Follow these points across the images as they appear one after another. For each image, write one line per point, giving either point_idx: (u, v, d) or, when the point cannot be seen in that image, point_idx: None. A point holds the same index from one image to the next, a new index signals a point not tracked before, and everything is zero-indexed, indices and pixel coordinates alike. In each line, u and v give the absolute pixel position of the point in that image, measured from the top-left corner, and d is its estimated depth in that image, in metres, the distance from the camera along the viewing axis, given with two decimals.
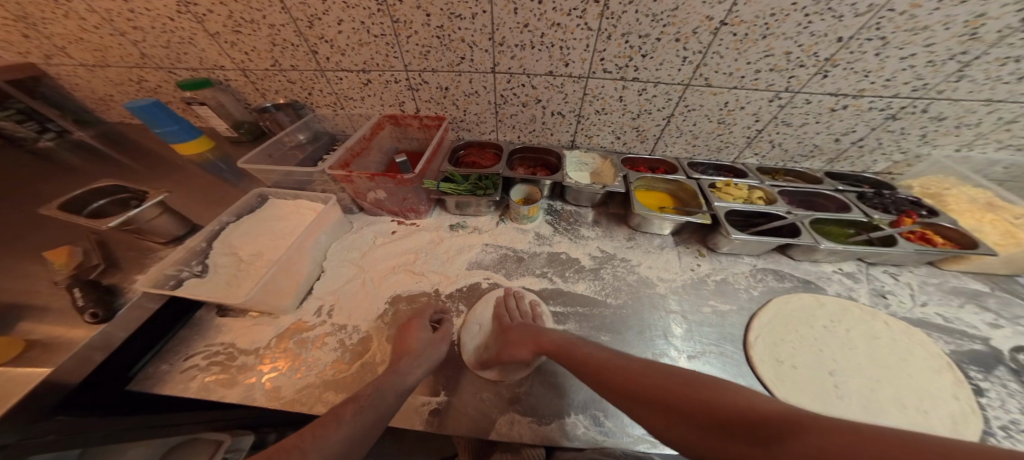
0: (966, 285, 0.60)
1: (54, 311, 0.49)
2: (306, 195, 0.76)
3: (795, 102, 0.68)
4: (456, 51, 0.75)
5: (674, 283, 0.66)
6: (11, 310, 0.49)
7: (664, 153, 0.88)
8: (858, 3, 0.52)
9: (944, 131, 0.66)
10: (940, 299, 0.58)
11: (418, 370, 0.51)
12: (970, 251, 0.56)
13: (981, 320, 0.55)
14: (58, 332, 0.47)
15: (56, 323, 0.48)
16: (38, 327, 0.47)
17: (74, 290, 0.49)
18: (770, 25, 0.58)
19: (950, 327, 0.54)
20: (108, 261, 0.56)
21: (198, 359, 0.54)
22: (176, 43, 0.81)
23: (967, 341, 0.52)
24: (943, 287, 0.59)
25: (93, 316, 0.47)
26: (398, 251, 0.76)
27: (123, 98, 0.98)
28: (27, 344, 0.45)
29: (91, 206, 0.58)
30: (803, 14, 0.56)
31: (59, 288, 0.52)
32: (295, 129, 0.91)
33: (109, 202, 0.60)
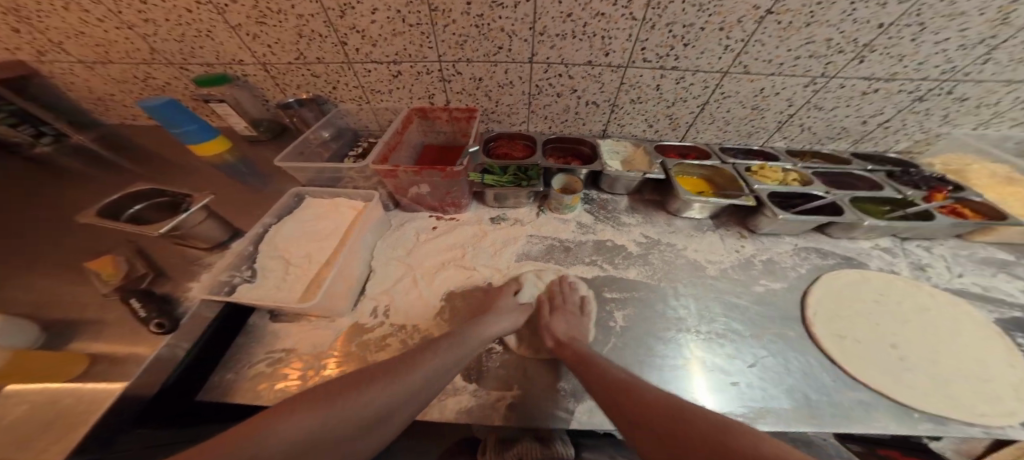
0: (994, 255, 0.64)
1: (108, 326, 0.46)
2: (344, 194, 0.74)
3: (829, 87, 0.71)
4: (494, 41, 0.74)
5: (723, 265, 0.67)
6: (59, 327, 0.45)
7: (695, 140, 0.89)
8: None
9: (965, 111, 0.71)
10: (975, 270, 0.62)
11: (492, 327, 0.54)
12: (999, 223, 0.61)
13: (1014, 287, 0.59)
14: (120, 347, 0.44)
15: (114, 337, 0.45)
16: (97, 343, 0.44)
17: (132, 302, 0.46)
18: (815, 13, 0.60)
19: (989, 295, 0.58)
20: (155, 271, 0.53)
21: (262, 366, 0.52)
22: (191, 37, 0.76)
23: (1006, 309, 0.56)
24: (974, 258, 0.64)
25: (160, 326, 0.45)
26: (443, 246, 0.75)
27: (126, 97, 0.92)
28: (89, 361, 0.42)
29: (127, 212, 0.55)
30: (848, 2, 0.58)
31: (109, 299, 0.48)
32: (320, 126, 0.86)
33: (144, 207, 0.57)
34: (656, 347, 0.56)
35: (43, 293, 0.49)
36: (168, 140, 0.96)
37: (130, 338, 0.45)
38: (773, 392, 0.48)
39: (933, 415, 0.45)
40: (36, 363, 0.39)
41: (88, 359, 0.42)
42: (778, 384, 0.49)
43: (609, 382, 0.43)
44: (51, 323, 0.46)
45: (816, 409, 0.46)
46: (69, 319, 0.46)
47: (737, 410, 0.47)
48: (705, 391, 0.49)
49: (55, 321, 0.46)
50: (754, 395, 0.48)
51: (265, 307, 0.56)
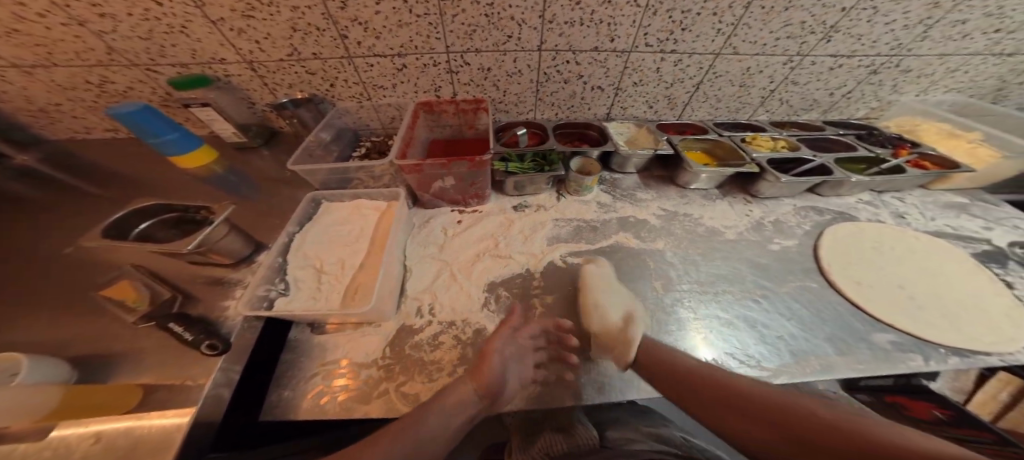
0: (954, 200, 0.78)
1: (148, 355, 0.44)
2: (365, 195, 0.72)
3: (803, 64, 0.80)
4: (504, 30, 0.73)
5: (738, 229, 0.74)
6: (94, 362, 0.43)
7: (690, 117, 0.96)
8: None
9: (909, 81, 0.84)
10: (943, 214, 0.74)
11: (469, 408, 0.45)
12: (955, 171, 0.74)
13: (978, 225, 0.72)
14: (169, 374, 0.43)
15: (160, 364, 0.43)
16: (145, 372, 0.42)
17: (172, 327, 0.44)
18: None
19: (960, 234, 0.70)
20: (181, 293, 0.51)
21: (318, 379, 0.49)
22: (160, 33, 0.67)
23: (978, 244, 0.68)
24: (939, 204, 0.77)
25: (213, 347, 0.43)
26: (474, 238, 0.74)
27: (74, 107, 0.79)
28: (146, 389, 0.41)
29: (135, 231, 0.54)
30: None
31: (139, 327, 0.47)
32: (320, 127, 0.80)
33: (151, 225, 0.56)
34: (666, 325, 0.59)
35: (69, 341, 0.45)
36: (134, 155, 0.85)
37: (179, 365, 0.43)
38: (816, 341, 0.55)
39: (954, 349, 0.53)
40: (89, 396, 0.37)
41: (142, 390, 0.41)
42: (809, 331, 0.56)
43: (675, 373, 0.48)
44: (90, 362, 0.43)
45: (870, 362, 0.52)
46: (115, 354, 0.44)
47: (789, 361, 0.53)
48: (757, 347, 0.55)
49: (101, 356, 0.44)
50: (800, 345, 0.55)
51: (307, 319, 0.53)
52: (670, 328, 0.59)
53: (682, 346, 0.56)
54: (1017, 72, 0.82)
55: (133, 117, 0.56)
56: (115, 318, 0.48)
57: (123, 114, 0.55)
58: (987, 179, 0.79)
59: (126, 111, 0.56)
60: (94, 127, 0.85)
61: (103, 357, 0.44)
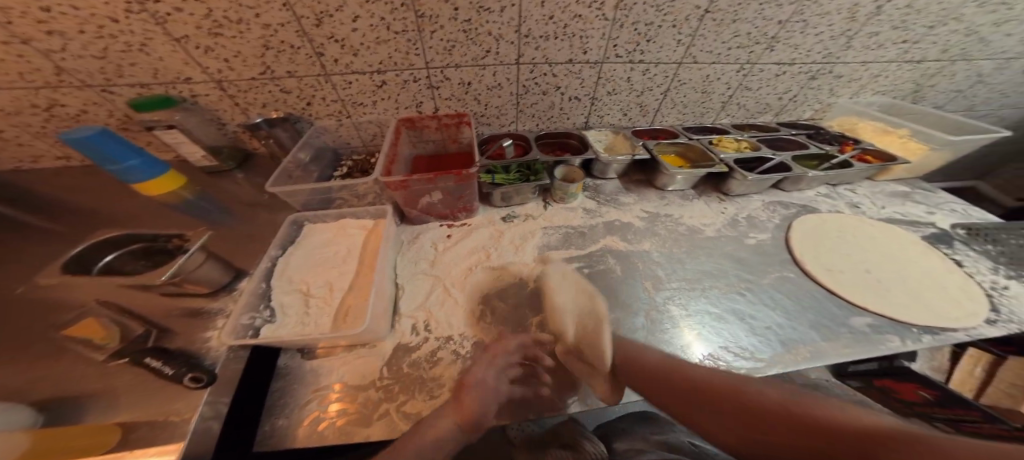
0: (898, 189, 0.87)
1: (123, 394, 0.40)
2: (350, 214, 0.70)
3: (753, 71, 0.87)
4: (482, 45, 0.74)
5: (716, 226, 0.79)
6: (56, 409, 0.39)
7: (661, 123, 1.00)
8: None
9: (844, 84, 0.92)
10: (891, 202, 0.82)
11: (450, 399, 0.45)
12: (894, 164, 0.82)
13: (922, 211, 0.80)
14: (149, 410, 0.39)
15: (136, 402, 0.40)
16: (124, 411, 0.39)
17: (148, 361, 0.41)
18: (738, 12, 0.74)
19: (908, 219, 0.78)
20: (155, 327, 0.47)
21: (314, 406, 0.46)
22: (117, 52, 0.64)
23: (925, 227, 0.75)
24: (886, 193, 0.85)
25: (196, 380, 0.40)
26: (465, 251, 0.73)
27: (20, 134, 0.73)
28: (125, 427, 0.38)
29: (99, 263, 0.50)
30: (760, 3, 0.72)
31: (109, 366, 0.43)
32: (297, 148, 0.78)
33: (118, 257, 0.52)
34: (659, 325, 0.61)
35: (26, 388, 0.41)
36: (89, 184, 0.79)
37: (161, 399, 0.40)
38: (802, 329, 0.59)
39: (922, 327, 0.58)
40: (65, 434, 0.35)
41: (121, 428, 0.37)
42: (793, 319, 0.60)
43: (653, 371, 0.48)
44: (58, 406, 0.39)
45: (854, 344, 0.56)
46: (85, 397, 0.40)
47: (780, 350, 0.56)
48: (750, 340, 0.58)
49: (71, 398, 0.40)
50: (787, 333, 0.58)
51: (295, 345, 0.50)
52: (667, 330, 0.60)
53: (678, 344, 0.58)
54: (926, 76, 0.92)
55: (89, 141, 0.52)
56: (83, 358, 0.43)
57: (80, 139, 0.51)
58: (921, 168, 0.88)
59: (81, 137, 0.52)
60: (43, 155, 0.79)
61: (74, 400, 0.40)
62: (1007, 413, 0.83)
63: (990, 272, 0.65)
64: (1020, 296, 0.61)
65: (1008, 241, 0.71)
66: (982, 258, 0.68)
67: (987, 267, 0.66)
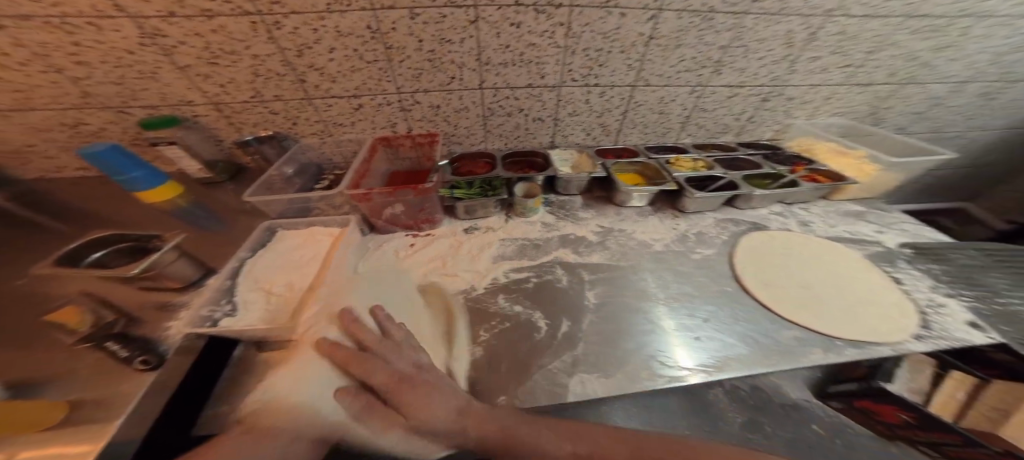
0: (852, 208, 0.89)
1: (86, 375, 0.48)
2: (320, 222, 0.77)
3: (705, 93, 0.92)
4: (447, 72, 0.83)
5: (665, 241, 0.83)
6: (32, 385, 0.46)
7: (624, 142, 1.05)
8: (725, 22, 0.77)
9: (797, 106, 0.97)
10: (843, 221, 0.84)
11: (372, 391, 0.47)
12: (843, 183, 0.85)
13: (873, 230, 0.81)
14: (101, 391, 0.46)
15: (92, 383, 0.47)
16: (79, 390, 0.46)
17: (108, 345, 0.48)
18: (680, 39, 0.80)
19: (856, 237, 0.79)
20: (124, 316, 0.54)
21: (257, 394, 0.51)
22: (132, 79, 0.75)
23: (870, 245, 0.77)
24: (839, 212, 0.87)
25: (145, 363, 0.48)
26: (424, 259, 0.79)
27: (49, 148, 0.85)
28: (74, 405, 0.44)
29: (87, 259, 0.58)
30: (699, 30, 0.78)
31: (78, 346, 0.51)
32: (282, 163, 0.87)
33: (105, 254, 0.61)
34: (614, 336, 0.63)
35: (15, 364, 0.49)
36: (100, 194, 0.89)
37: (112, 382, 0.47)
38: (731, 341, 0.61)
39: (851, 342, 0.59)
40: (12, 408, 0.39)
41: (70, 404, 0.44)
42: (726, 331, 0.62)
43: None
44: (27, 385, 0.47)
45: (778, 355, 0.58)
46: (54, 376, 0.47)
47: (707, 362, 0.58)
48: (678, 350, 0.60)
49: (45, 376, 0.47)
50: (715, 346, 0.60)
51: (248, 337, 0.56)
52: (627, 338, 0.62)
53: (617, 350, 0.60)
54: (880, 98, 0.97)
55: (105, 155, 0.62)
56: (66, 340, 0.52)
57: (96, 152, 0.61)
58: (877, 189, 0.90)
59: (99, 150, 0.61)
60: (66, 167, 0.91)
61: (47, 378, 0.47)
62: (983, 436, 0.79)
63: (931, 289, 0.66)
64: (956, 314, 0.61)
65: (956, 259, 0.71)
66: (924, 275, 0.69)
67: (928, 285, 0.67)
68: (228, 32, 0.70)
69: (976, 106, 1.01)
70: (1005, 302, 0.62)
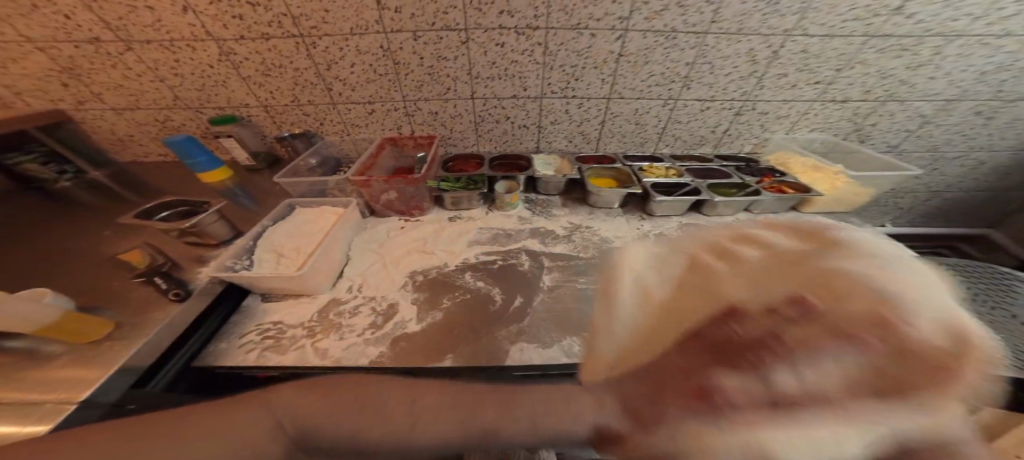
0: (821, 221, 0.92)
1: (137, 304, 0.65)
2: (329, 202, 0.93)
3: (678, 106, 0.99)
4: (444, 84, 0.98)
5: (626, 239, 0.90)
6: (106, 306, 0.64)
7: (605, 150, 1.14)
8: (687, 42, 0.85)
9: (772, 120, 1.01)
10: None
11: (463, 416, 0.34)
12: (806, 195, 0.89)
13: None
14: (140, 317, 0.62)
15: (135, 310, 0.64)
16: (121, 315, 0.63)
17: (157, 280, 0.66)
18: (647, 56, 0.89)
19: None
20: (169, 261, 0.71)
21: (254, 334, 0.67)
22: (208, 86, 0.98)
23: None
24: (806, 224, 0.91)
25: (177, 295, 0.64)
26: (410, 239, 0.92)
27: (142, 138, 1.11)
28: (116, 325, 0.61)
29: (155, 216, 0.78)
30: (664, 48, 0.87)
31: (137, 280, 0.69)
32: (308, 155, 1.05)
33: (168, 214, 0.80)
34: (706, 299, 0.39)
35: (96, 289, 0.68)
36: (172, 175, 1.14)
37: (146, 312, 0.63)
38: None
39: None
40: (76, 323, 0.56)
41: (115, 324, 0.61)
42: None
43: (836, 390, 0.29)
44: (101, 305, 0.65)
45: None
46: (119, 301, 0.65)
47: None
48: None
49: (112, 301, 0.65)
50: None
51: (259, 286, 0.72)
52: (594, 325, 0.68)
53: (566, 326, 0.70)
54: (862, 115, 0.98)
55: (181, 143, 0.82)
56: (130, 276, 0.70)
57: (176, 141, 0.81)
58: (849, 203, 0.93)
59: (179, 140, 0.82)
60: (151, 153, 1.16)
61: (114, 302, 0.65)
62: None
63: None
64: None
65: None
66: None
67: None
68: (278, 51, 0.90)
69: (974, 125, 0.98)
70: None
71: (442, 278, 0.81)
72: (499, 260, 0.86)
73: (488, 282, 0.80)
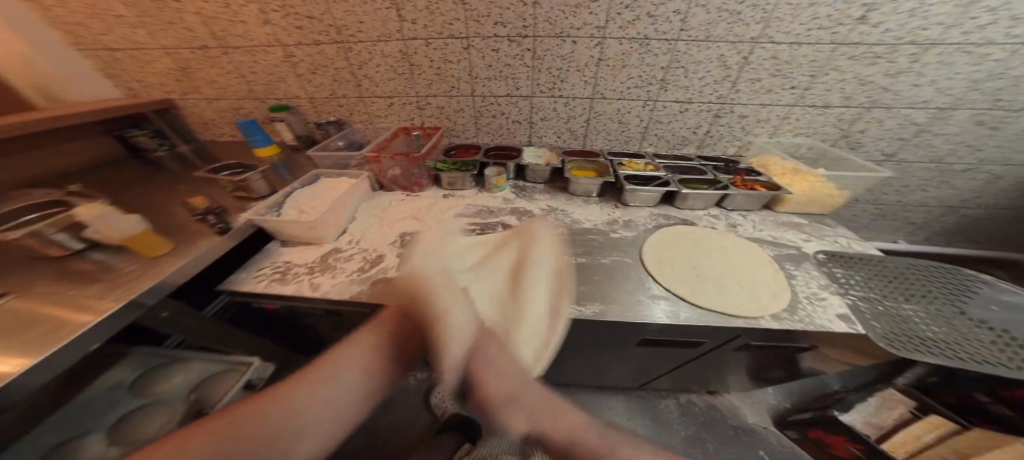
0: (793, 219, 0.95)
1: (191, 235, 0.85)
2: (347, 174, 1.12)
3: (657, 107, 1.07)
4: (449, 83, 1.15)
5: (595, 221, 0.98)
6: (172, 233, 0.86)
7: (592, 146, 1.24)
8: (660, 48, 0.95)
9: (753, 124, 1.06)
10: (773, 229, 0.92)
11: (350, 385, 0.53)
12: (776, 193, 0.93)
13: (799, 237, 0.88)
14: (191, 244, 0.82)
15: (189, 238, 0.84)
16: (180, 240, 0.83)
17: (210, 217, 0.87)
18: (624, 60, 0.99)
19: (777, 241, 0.87)
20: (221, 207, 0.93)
21: (267, 269, 0.84)
22: (270, 82, 1.24)
23: (788, 248, 0.84)
24: (778, 221, 0.95)
25: (221, 228, 0.84)
26: (407, 208, 1.08)
27: (218, 121, 1.41)
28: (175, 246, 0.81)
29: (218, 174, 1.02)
30: (639, 53, 0.97)
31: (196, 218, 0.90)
32: (337, 138, 1.27)
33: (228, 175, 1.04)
34: (534, 273, 0.60)
35: (167, 222, 0.90)
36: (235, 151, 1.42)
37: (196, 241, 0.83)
38: (607, 293, 0.75)
39: (705, 309, 0.70)
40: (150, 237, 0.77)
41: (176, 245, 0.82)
42: (612, 280, 0.78)
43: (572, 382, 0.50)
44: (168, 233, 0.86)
45: (645, 307, 0.72)
46: (180, 232, 0.86)
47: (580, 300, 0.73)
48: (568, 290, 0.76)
49: (175, 231, 0.87)
50: (592, 295, 0.74)
51: (280, 230, 0.90)
52: None
53: None
54: (847, 121, 0.99)
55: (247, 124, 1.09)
56: (192, 215, 0.92)
57: (243, 124, 1.07)
58: (827, 204, 0.95)
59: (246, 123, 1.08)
60: (223, 133, 1.46)
61: (176, 232, 0.86)
62: None
63: (818, 286, 0.72)
64: (830, 307, 0.67)
65: (863, 269, 0.76)
66: (821, 276, 0.75)
67: (817, 282, 0.73)
68: (323, 54, 1.14)
69: (978, 135, 0.95)
70: (893, 307, 0.66)
71: (428, 237, 0.95)
72: (477, 229, 0.98)
73: (464, 243, 0.92)
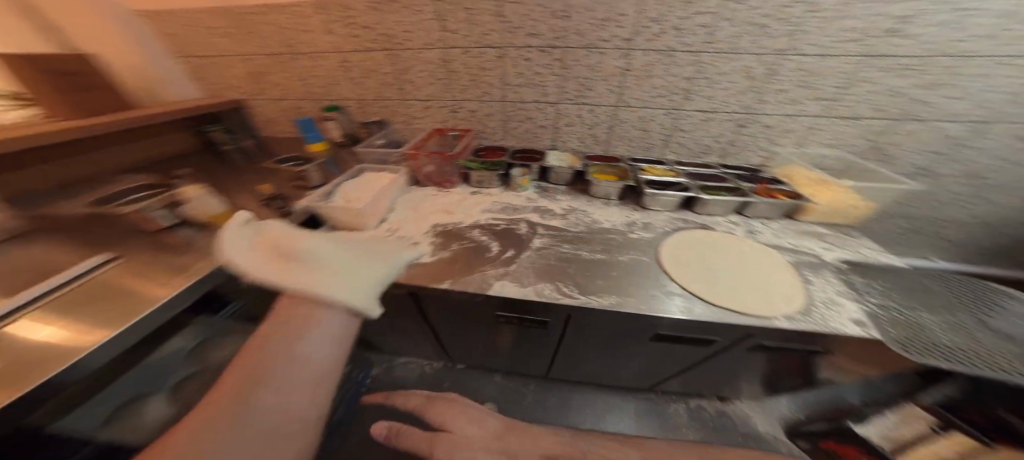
0: (814, 229, 0.96)
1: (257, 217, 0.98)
2: (387, 170, 1.24)
3: (680, 115, 1.11)
4: (483, 89, 1.25)
5: (614, 222, 1.04)
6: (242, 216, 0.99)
7: (614, 152, 1.29)
8: (686, 60, 0.99)
9: (777, 134, 1.07)
10: (793, 237, 0.93)
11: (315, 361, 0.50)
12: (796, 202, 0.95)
13: (820, 247, 0.89)
14: None
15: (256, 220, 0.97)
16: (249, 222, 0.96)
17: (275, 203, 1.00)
18: (650, 71, 1.04)
19: (797, 249, 0.88)
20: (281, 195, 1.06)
21: None
22: (324, 85, 1.39)
23: (807, 256, 0.86)
24: (800, 230, 0.96)
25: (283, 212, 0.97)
26: (438, 202, 1.17)
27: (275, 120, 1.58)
28: None
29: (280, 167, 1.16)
30: (665, 64, 1.02)
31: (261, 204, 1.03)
32: (378, 137, 1.39)
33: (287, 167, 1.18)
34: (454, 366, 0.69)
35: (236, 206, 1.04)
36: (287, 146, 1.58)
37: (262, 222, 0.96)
38: (624, 287, 0.80)
39: (718, 308, 0.73)
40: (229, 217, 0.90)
41: None
42: (630, 277, 0.83)
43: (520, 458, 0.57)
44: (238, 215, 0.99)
45: (660, 302, 0.76)
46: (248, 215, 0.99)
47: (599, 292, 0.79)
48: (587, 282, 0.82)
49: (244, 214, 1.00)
50: (609, 288, 0.80)
51: (330, 216, 1.02)
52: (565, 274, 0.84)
53: (546, 274, 0.85)
54: (877, 133, 0.99)
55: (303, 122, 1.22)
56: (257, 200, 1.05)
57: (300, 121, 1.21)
58: (851, 216, 0.95)
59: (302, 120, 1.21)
60: (277, 131, 1.63)
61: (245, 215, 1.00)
62: None
63: (834, 292, 0.74)
64: (845, 312, 0.69)
65: (881, 280, 0.77)
66: (838, 284, 0.76)
67: (834, 290, 0.75)
68: (372, 61, 1.27)
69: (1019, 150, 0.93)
70: (909, 315, 0.67)
71: (459, 230, 1.04)
72: (502, 224, 1.06)
73: (491, 236, 1.00)
